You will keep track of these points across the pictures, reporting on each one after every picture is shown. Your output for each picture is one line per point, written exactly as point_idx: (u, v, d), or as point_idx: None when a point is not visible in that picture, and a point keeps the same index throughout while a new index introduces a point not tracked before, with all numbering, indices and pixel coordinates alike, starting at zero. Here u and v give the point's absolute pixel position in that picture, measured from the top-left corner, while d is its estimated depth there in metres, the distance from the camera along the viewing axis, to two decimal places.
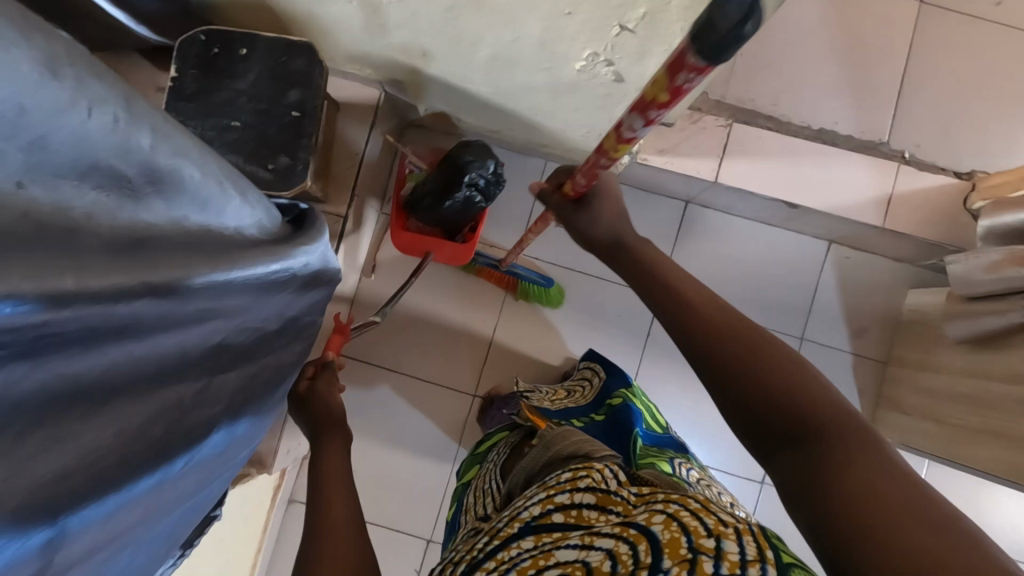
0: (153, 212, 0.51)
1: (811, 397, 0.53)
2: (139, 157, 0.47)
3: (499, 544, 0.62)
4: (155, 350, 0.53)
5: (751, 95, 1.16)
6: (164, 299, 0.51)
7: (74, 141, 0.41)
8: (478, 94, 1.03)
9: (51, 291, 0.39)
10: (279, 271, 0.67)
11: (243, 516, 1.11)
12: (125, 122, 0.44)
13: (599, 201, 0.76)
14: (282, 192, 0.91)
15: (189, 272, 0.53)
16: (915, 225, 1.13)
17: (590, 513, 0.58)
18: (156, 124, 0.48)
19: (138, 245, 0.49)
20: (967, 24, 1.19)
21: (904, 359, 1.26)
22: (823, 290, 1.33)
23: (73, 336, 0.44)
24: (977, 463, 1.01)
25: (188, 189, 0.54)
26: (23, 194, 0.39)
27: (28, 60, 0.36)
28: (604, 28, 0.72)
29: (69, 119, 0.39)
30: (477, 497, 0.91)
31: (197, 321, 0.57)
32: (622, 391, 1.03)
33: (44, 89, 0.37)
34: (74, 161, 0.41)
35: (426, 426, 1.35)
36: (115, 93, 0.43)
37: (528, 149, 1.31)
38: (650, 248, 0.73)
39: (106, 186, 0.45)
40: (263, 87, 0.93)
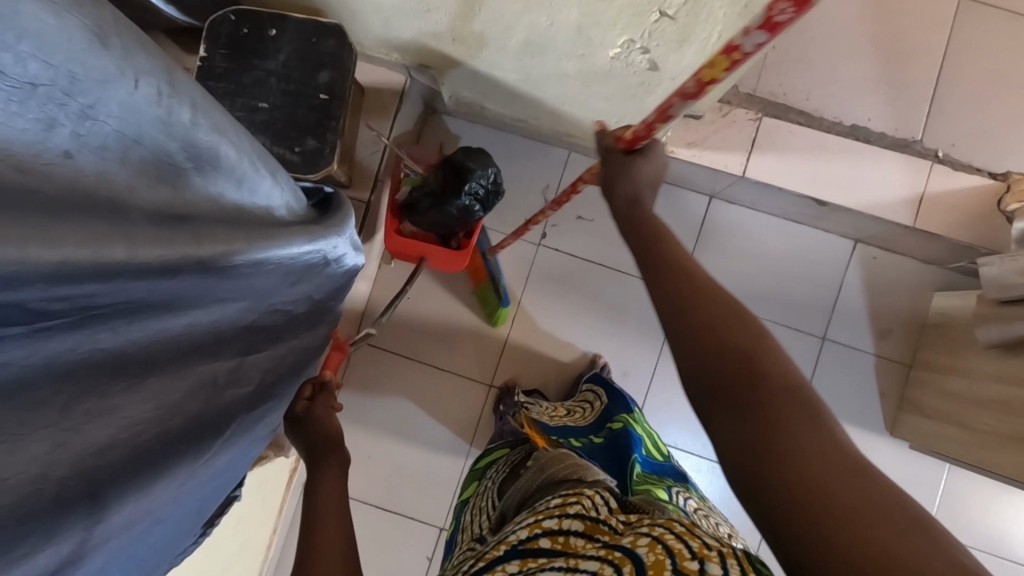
0: (194, 191, 0.50)
1: (768, 370, 0.50)
2: (180, 132, 0.47)
3: (484, 565, 0.59)
4: (189, 323, 0.54)
5: (784, 89, 1.13)
6: (200, 277, 0.50)
7: (120, 112, 0.41)
8: (507, 81, 1.02)
9: (102, 259, 0.40)
10: (310, 252, 0.65)
11: (259, 497, 1.11)
12: (167, 94, 0.44)
13: (642, 163, 0.67)
14: (308, 175, 0.91)
15: (229, 249, 0.51)
16: (947, 226, 1.11)
17: (577, 540, 0.55)
18: (197, 99, 0.48)
19: (179, 220, 0.48)
20: (1008, 20, 1.16)
21: (928, 363, 1.24)
22: (848, 291, 1.31)
23: (110, 302, 0.45)
24: (1004, 470, 0.99)
25: (225, 168, 0.53)
26: (71, 163, 0.39)
27: (79, 29, 0.36)
28: (643, 14, 0.70)
29: (115, 89, 0.40)
30: (474, 516, 0.90)
31: (232, 296, 0.57)
32: (623, 416, 1.02)
33: (94, 58, 0.38)
34: (119, 132, 0.42)
35: (442, 414, 1.35)
36: (160, 67, 0.43)
37: (552, 139, 1.30)
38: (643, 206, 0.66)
39: (148, 159, 0.45)
40: (292, 68, 0.92)
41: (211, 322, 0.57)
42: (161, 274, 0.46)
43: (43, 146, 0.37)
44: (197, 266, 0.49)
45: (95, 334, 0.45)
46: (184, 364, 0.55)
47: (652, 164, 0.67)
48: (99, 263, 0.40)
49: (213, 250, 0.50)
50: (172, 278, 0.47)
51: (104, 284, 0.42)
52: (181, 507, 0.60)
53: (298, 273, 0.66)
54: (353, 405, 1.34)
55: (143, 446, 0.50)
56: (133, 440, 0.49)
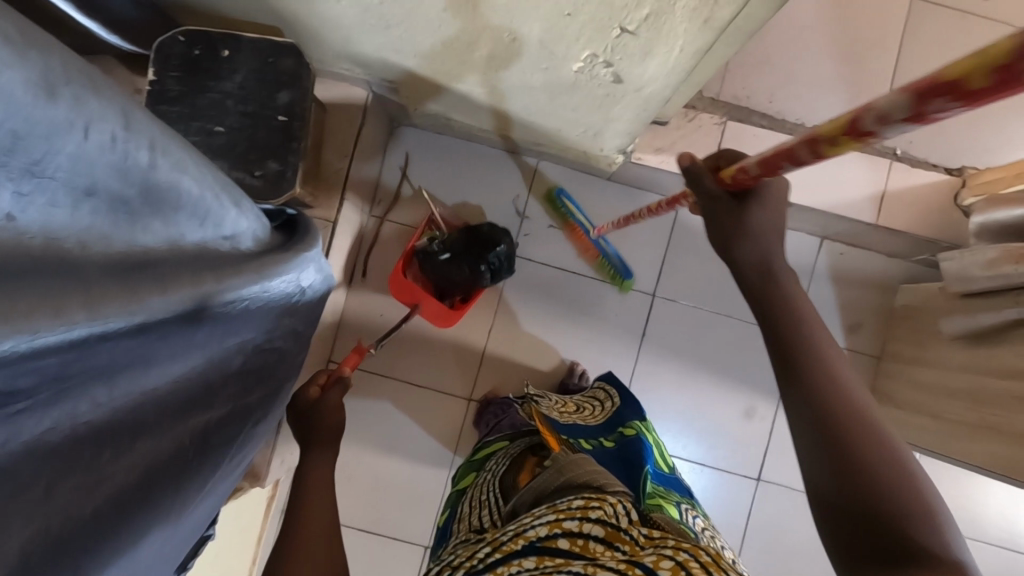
0: (151, 235, 0.47)
1: (916, 517, 0.52)
2: (139, 176, 0.44)
3: (500, 557, 0.61)
4: (161, 377, 0.51)
5: (747, 92, 1.15)
6: (163, 330, 0.48)
7: (73, 163, 0.38)
8: (472, 94, 1.01)
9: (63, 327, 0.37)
10: (287, 282, 0.65)
11: (237, 530, 1.08)
12: (125, 135, 0.42)
13: (759, 208, 0.64)
14: (271, 199, 0.88)
15: (198, 292, 0.50)
16: (908, 221, 1.14)
17: (596, 546, 0.57)
18: (155, 139, 0.46)
19: (138, 271, 0.45)
20: (958, 19, 1.19)
21: (898, 354, 1.27)
22: (818, 287, 1.33)
23: (82, 368, 0.41)
24: (972, 459, 1.03)
25: (187, 206, 0.51)
26: (13, 227, 0.35)
27: (23, 82, 0.32)
28: (606, 29, 0.70)
29: (67, 140, 0.36)
30: (473, 508, 0.89)
31: (206, 339, 0.55)
32: (636, 423, 0.98)
33: (43, 110, 0.34)
34: (68, 184, 0.38)
35: (424, 430, 1.33)
36: (113, 109, 0.40)
37: (522, 149, 1.30)
38: (796, 284, 0.64)
39: (101, 211, 0.42)
40: (250, 89, 0.90)
41: (185, 374, 0.54)
42: (127, 335, 0.43)
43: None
44: (163, 319, 0.47)
45: (83, 400, 0.42)
46: (162, 420, 0.52)
47: (770, 213, 0.64)
48: (68, 335, 0.37)
49: (180, 298, 0.48)
50: (137, 334, 0.45)
51: (68, 355, 0.38)
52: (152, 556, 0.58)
53: (269, 308, 0.64)
54: None
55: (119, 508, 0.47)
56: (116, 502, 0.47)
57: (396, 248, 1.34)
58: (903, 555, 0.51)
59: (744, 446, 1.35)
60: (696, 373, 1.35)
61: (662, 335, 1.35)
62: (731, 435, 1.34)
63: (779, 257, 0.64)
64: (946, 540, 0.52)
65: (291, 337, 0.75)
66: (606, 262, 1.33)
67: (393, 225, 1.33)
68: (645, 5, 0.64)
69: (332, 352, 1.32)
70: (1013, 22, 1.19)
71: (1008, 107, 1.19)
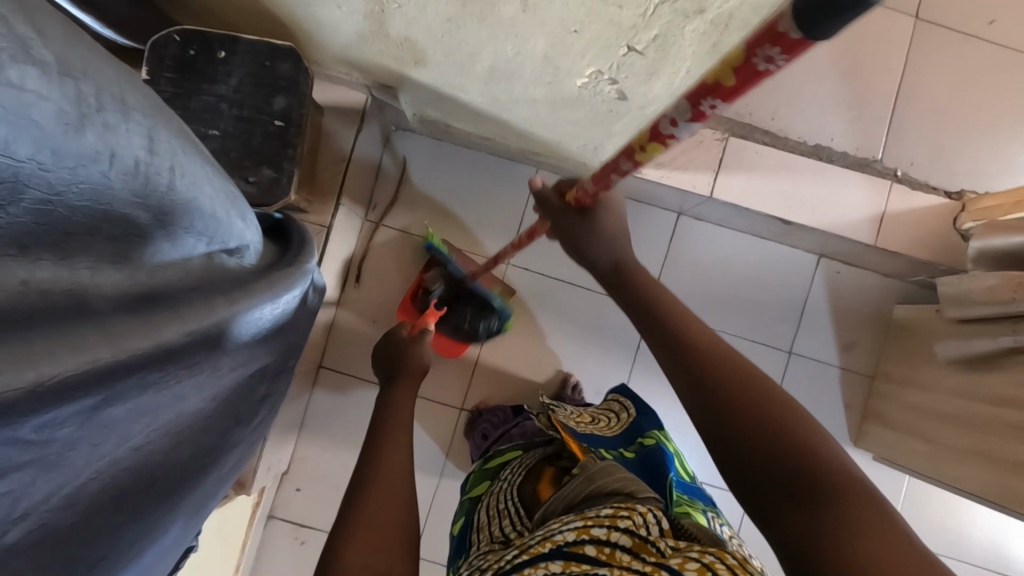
0: (162, 258, 0.46)
1: (811, 446, 0.53)
2: (156, 200, 0.44)
3: (527, 560, 0.58)
4: (181, 409, 0.48)
5: (750, 108, 1.14)
6: (179, 360, 0.43)
7: (94, 192, 0.38)
8: (473, 103, 0.99)
9: (88, 365, 0.34)
10: (290, 300, 0.63)
11: (222, 538, 1.07)
12: (148, 157, 0.43)
13: (604, 214, 0.75)
14: (265, 207, 0.86)
15: (214, 317, 0.47)
16: (906, 243, 1.14)
17: (624, 556, 0.55)
18: (175, 161, 0.47)
19: (150, 301, 0.41)
20: (963, 41, 1.18)
21: (891, 374, 1.27)
22: (812, 305, 1.33)
23: (118, 393, 0.38)
24: (962, 484, 1.03)
25: (196, 228, 0.50)
26: (28, 259, 0.33)
27: (56, 113, 0.33)
28: (612, 47, 0.68)
29: (93, 168, 0.37)
30: (492, 517, 0.85)
31: (219, 367, 0.51)
32: (655, 431, 0.95)
33: (74, 141, 0.35)
34: (89, 212, 0.38)
35: (415, 439, 1.32)
36: (139, 132, 0.42)
37: (521, 157, 1.28)
38: (651, 277, 0.73)
39: (115, 239, 0.40)
40: (245, 93, 0.87)
41: (202, 405, 0.51)
42: (149, 368, 0.40)
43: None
44: (184, 345, 0.43)
45: (109, 440, 0.39)
46: None
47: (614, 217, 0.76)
48: (89, 371, 0.34)
49: (198, 324, 0.44)
50: (161, 365, 0.41)
51: (93, 397, 0.35)
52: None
53: (278, 328, 0.62)
54: (320, 433, 1.30)
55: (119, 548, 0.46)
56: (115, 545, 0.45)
57: (391, 254, 1.32)
58: (795, 488, 0.51)
59: None
60: None
61: None
62: None
63: (626, 253, 0.75)
64: (830, 457, 0.52)
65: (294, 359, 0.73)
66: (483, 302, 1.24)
67: (389, 230, 1.32)
68: (653, 26, 0.62)
69: (324, 357, 1.30)
70: (1015, 46, 1.19)
71: (1008, 131, 1.18)
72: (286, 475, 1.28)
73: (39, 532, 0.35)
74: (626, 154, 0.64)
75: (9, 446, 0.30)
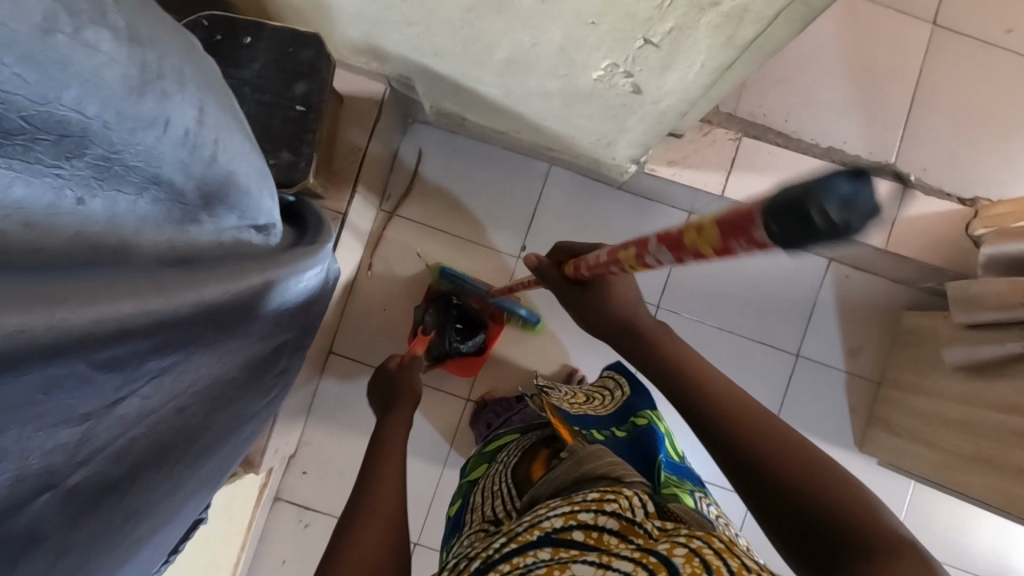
0: (199, 229, 0.49)
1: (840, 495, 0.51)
2: (200, 170, 0.46)
3: (516, 548, 0.58)
4: (207, 373, 0.49)
5: (763, 109, 1.15)
6: (213, 325, 0.46)
7: (146, 156, 0.40)
8: (489, 96, 1.01)
9: (150, 309, 0.38)
10: (316, 275, 0.67)
11: (229, 516, 1.09)
12: (197, 128, 0.44)
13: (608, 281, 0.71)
14: (283, 189, 0.88)
15: (250, 282, 0.51)
16: (919, 247, 1.14)
17: (610, 538, 0.55)
18: (221, 132, 0.48)
19: (181, 262, 0.44)
20: (978, 49, 1.18)
21: (897, 381, 1.26)
22: (820, 309, 1.33)
23: (167, 336, 0.41)
24: (971, 492, 1.03)
25: (231, 201, 0.52)
26: (84, 211, 0.37)
27: (121, 76, 0.35)
28: (627, 40, 0.69)
29: (148, 133, 0.39)
30: (486, 498, 0.87)
31: (252, 333, 0.54)
32: (646, 411, 0.96)
33: (136, 105, 0.37)
34: (140, 173, 0.40)
35: (420, 428, 1.33)
36: (192, 102, 0.43)
37: (535, 152, 1.30)
38: (667, 335, 0.69)
39: (159, 200, 0.43)
40: (267, 78, 0.89)
41: (229, 371, 0.53)
42: (194, 320, 0.43)
43: (57, 203, 0.34)
44: (224, 303, 0.47)
45: (149, 392, 0.42)
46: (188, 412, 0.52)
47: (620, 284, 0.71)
48: (150, 319, 0.38)
49: (235, 286, 0.48)
50: (205, 319, 0.45)
51: (152, 336, 0.39)
52: (162, 548, 0.58)
53: (300, 305, 0.64)
54: (328, 419, 1.32)
55: (146, 500, 0.48)
56: (143, 499, 0.47)
57: (403, 244, 1.34)
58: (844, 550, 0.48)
59: None
60: None
61: None
62: None
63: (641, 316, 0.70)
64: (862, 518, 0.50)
65: (310, 338, 0.75)
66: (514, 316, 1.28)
67: (402, 220, 1.34)
68: (668, 19, 0.63)
69: (334, 343, 1.32)
70: None
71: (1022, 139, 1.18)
72: (292, 459, 1.30)
73: (72, 468, 0.37)
74: (614, 261, 0.59)
75: (72, 375, 0.33)
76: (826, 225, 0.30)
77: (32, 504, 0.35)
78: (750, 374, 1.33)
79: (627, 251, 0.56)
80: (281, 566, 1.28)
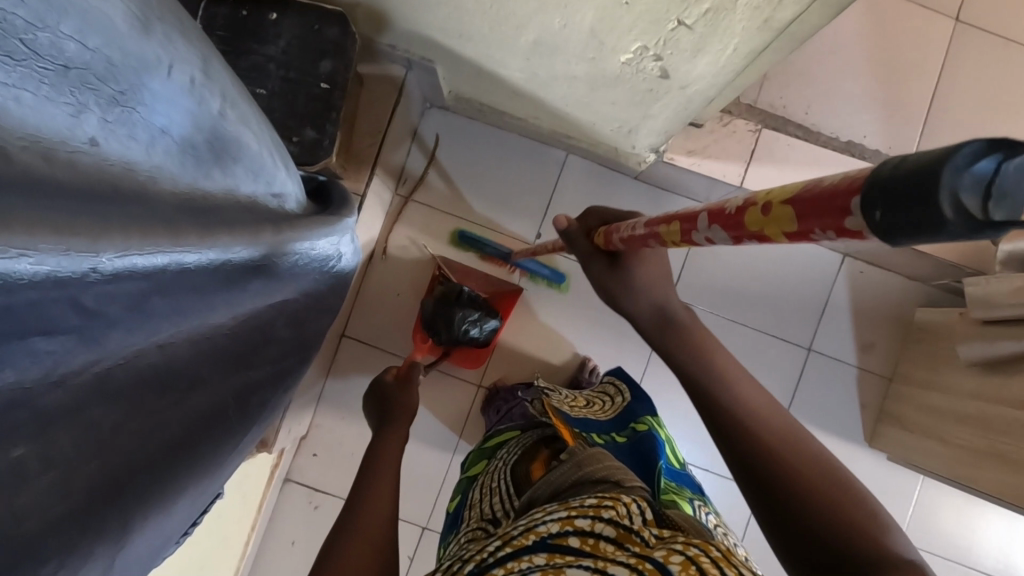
0: (211, 184, 0.49)
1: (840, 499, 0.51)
2: (206, 123, 0.50)
3: (510, 552, 0.57)
4: (217, 323, 0.50)
5: (783, 101, 1.15)
6: (229, 276, 0.49)
7: (150, 97, 0.44)
8: (512, 80, 1.00)
9: (153, 245, 0.40)
10: (330, 249, 0.65)
11: (242, 494, 1.09)
12: (198, 83, 0.50)
13: (638, 260, 0.69)
14: (307, 166, 0.88)
15: (260, 241, 0.52)
16: (933, 244, 1.15)
17: (607, 545, 0.55)
18: (222, 93, 0.53)
19: (199, 210, 0.46)
20: (1000, 47, 1.19)
21: (909, 376, 1.27)
22: (833, 304, 1.33)
23: (172, 282, 0.43)
24: (983, 486, 1.04)
25: (242, 162, 0.54)
26: (97, 152, 0.39)
27: (122, 16, 0.41)
28: (661, 21, 0.69)
29: (150, 76, 0.44)
30: (484, 495, 0.87)
31: (277, 291, 0.57)
32: (647, 418, 0.97)
33: (137, 42, 0.43)
34: (145, 123, 0.44)
35: (432, 413, 1.34)
36: (191, 58, 0.49)
37: (551, 140, 1.30)
38: (697, 325, 0.68)
39: (172, 151, 0.46)
40: (292, 55, 0.89)
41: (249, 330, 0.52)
42: (203, 269, 0.45)
43: (71, 138, 0.36)
44: (237, 263, 0.49)
45: (147, 334, 0.43)
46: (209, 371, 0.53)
47: (649, 266, 0.69)
48: (153, 261, 0.40)
49: (249, 241, 0.50)
50: (210, 272, 0.47)
51: (148, 280, 0.41)
52: (187, 516, 0.58)
53: (314, 271, 0.63)
54: (337, 403, 1.32)
55: (172, 453, 0.49)
56: (168, 450, 0.48)
57: (419, 228, 1.34)
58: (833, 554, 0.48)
59: None
60: None
61: None
62: None
63: (669, 298, 0.69)
64: (888, 546, 0.47)
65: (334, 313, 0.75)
66: (536, 275, 1.33)
67: (417, 205, 1.33)
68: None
69: (347, 325, 1.32)
70: None
71: None
72: (303, 440, 1.31)
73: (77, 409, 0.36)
74: (656, 237, 0.57)
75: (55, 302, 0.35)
76: (957, 215, 0.26)
77: (12, 423, 0.35)
78: (762, 365, 1.33)
79: (673, 224, 0.55)
80: (290, 547, 1.28)
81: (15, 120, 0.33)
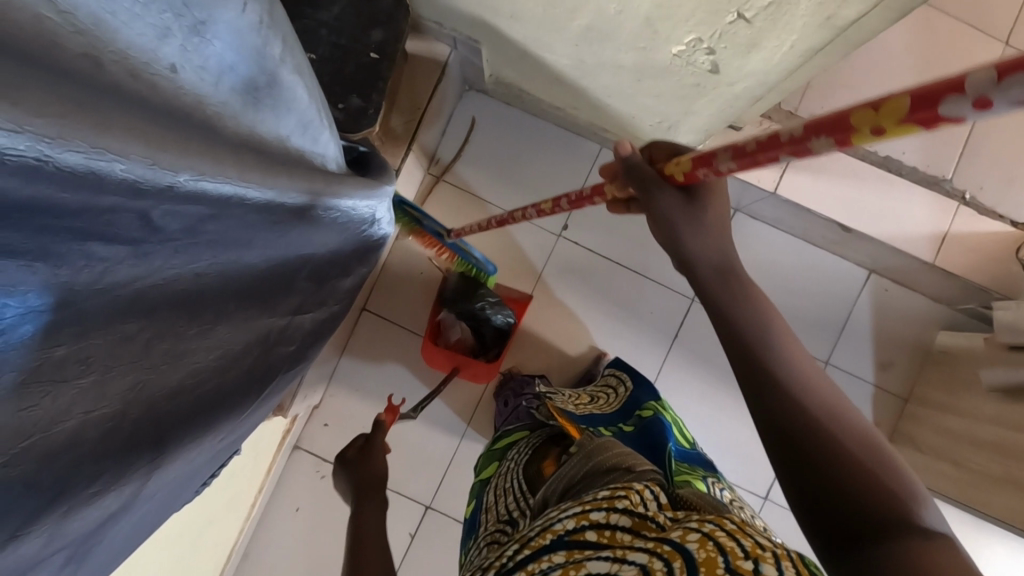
0: (270, 128, 0.50)
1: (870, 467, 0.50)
2: (267, 65, 0.47)
3: (530, 555, 0.57)
4: (247, 261, 0.53)
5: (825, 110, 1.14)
6: (271, 218, 0.51)
7: (219, 31, 0.41)
8: (556, 66, 1.01)
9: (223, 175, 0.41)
10: (367, 211, 0.66)
11: (255, 454, 1.09)
12: (264, 23, 0.45)
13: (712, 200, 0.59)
14: (351, 134, 0.88)
15: (311, 190, 0.54)
16: (963, 265, 1.15)
17: (624, 536, 0.54)
18: (286, 37, 0.48)
19: (257, 151, 0.47)
20: None
21: (927, 399, 1.26)
22: (855, 319, 1.32)
23: (229, 211, 0.45)
24: (994, 511, 1.03)
25: (294, 111, 0.52)
26: (177, 79, 0.39)
27: None
28: (721, 13, 0.68)
29: (221, 10, 0.40)
30: (498, 497, 0.88)
31: (311, 239, 0.59)
32: (651, 403, 0.98)
33: None
34: (213, 59, 0.42)
35: (444, 393, 1.34)
36: None
37: (583, 129, 1.30)
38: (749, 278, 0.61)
39: (236, 88, 0.45)
40: (345, 23, 0.90)
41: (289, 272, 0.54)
42: (257, 207, 0.48)
43: (153, 59, 0.37)
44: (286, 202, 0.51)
45: (184, 260, 0.46)
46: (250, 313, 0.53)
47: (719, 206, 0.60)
48: (221, 188, 0.42)
49: (305, 185, 0.52)
50: (260, 210, 0.49)
51: (208, 209, 0.43)
52: (213, 458, 0.60)
53: (350, 228, 0.65)
54: (352, 375, 1.33)
55: None
56: None
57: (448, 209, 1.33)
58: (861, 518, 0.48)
59: (756, 463, 1.34)
60: (719, 384, 1.35)
61: (691, 339, 1.35)
62: (744, 450, 1.34)
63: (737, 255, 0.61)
64: (917, 516, 0.47)
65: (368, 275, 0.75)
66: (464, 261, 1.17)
67: (448, 186, 1.34)
68: None
69: (367, 300, 1.33)
70: None
71: None
72: (316, 409, 1.32)
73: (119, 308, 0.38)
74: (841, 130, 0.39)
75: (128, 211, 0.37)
76: None
77: None
78: None
79: (886, 101, 0.35)
80: (295, 513, 1.30)
81: (110, 35, 0.33)
